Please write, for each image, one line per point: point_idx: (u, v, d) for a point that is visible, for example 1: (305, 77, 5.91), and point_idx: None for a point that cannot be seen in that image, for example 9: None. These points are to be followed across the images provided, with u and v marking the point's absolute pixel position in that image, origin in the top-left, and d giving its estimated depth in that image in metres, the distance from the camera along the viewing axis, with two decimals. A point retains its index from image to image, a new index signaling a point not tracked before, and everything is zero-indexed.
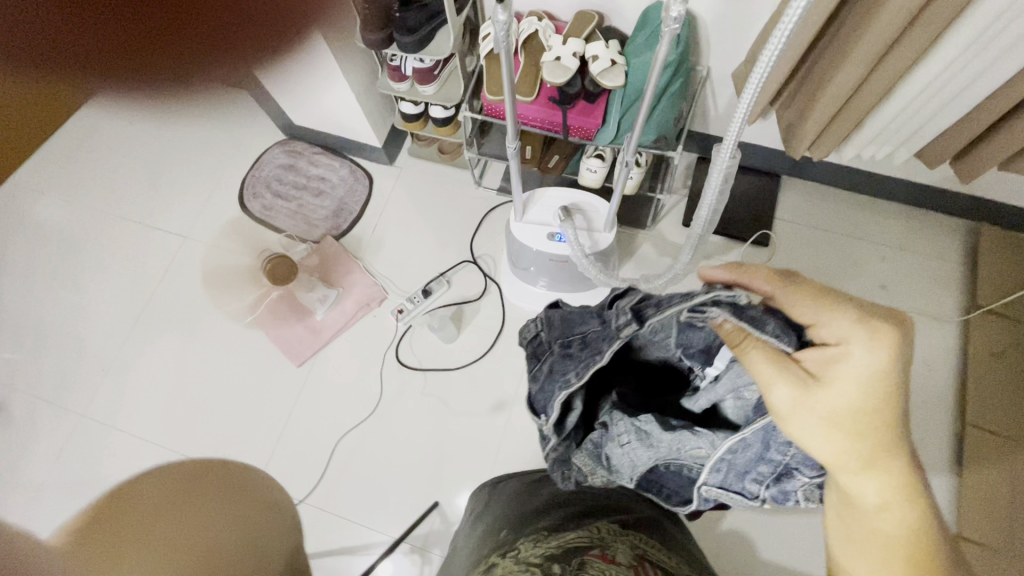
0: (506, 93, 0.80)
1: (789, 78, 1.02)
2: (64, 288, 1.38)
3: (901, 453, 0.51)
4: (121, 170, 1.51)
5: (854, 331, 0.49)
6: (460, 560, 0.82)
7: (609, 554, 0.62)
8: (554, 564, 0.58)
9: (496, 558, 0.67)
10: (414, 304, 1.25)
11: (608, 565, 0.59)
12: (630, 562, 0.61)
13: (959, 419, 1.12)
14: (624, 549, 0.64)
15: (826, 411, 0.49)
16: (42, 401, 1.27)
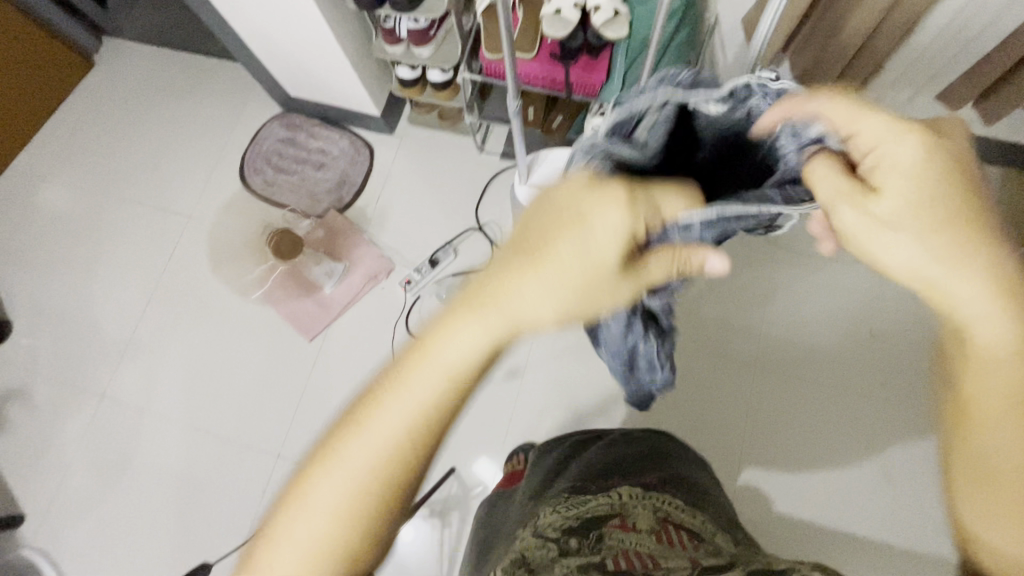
0: (505, 54, 0.78)
1: (803, 21, 0.96)
2: (75, 272, 1.39)
3: (999, 247, 0.47)
4: (122, 152, 1.50)
5: (910, 134, 0.48)
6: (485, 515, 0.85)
7: (629, 523, 0.65)
8: (575, 535, 0.61)
9: (523, 517, 0.70)
10: (422, 274, 1.25)
11: (627, 534, 0.63)
12: (651, 528, 0.65)
13: None
14: (644, 514, 0.67)
15: (911, 200, 0.47)
16: (65, 384, 1.29)
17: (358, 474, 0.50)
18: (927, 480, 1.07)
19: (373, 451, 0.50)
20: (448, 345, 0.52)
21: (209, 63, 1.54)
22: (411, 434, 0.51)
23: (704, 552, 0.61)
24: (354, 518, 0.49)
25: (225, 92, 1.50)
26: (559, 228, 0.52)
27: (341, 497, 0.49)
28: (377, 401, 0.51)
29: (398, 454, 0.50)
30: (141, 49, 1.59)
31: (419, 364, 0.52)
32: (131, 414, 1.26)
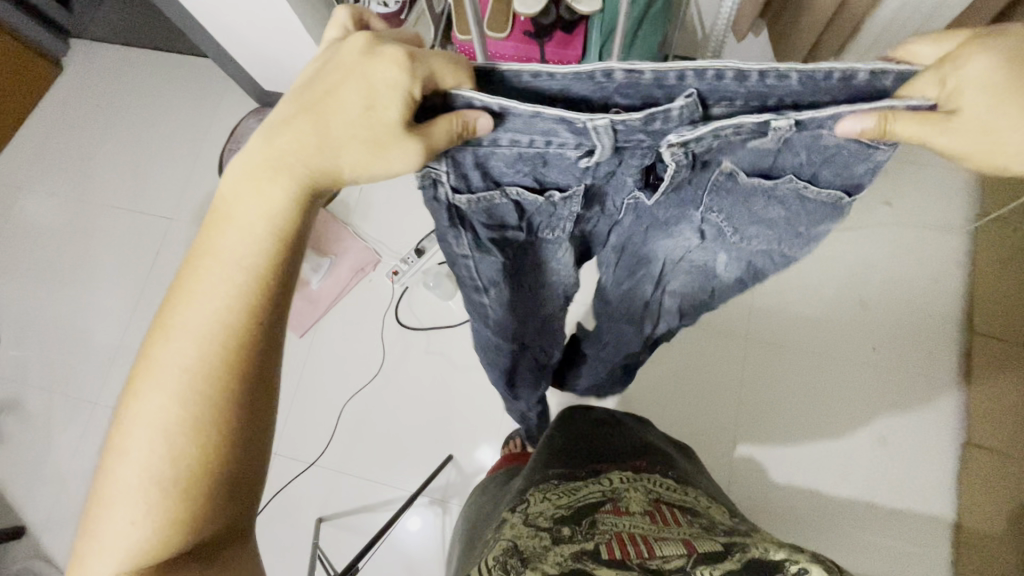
0: (476, 45, 0.77)
1: None
2: (59, 280, 1.37)
3: None
4: (98, 155, 1.47)
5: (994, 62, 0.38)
6: (474, 515, 0.80)
7: (622, 506, 0.60)
8: (565, 524, 0.55)
9: (506, 514, 0.64)
10: (408, 265, 1.22)
11: (621, 517, 0.57)
12: (644, 510, 0.59)
13: (965, 330, 1.11)
14: (638, 498, 0.62)
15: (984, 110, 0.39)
16: (56, 393, 1.29)
17: (159, 412, 0.38)
18: (920, 443, 1.07)
19: (180, 367, 0.39)
20: (244, 207, 0.42)
21: (181, 61, 1.51)
22: (229, 325, 0.40)
23: (699, 527, 0.55)
24: (193, 454, 0.38)
25: (199, 89, 1.47)
26: (323, 98, 0.42)
27: (156, 435, 0.38)
28: (163, 328, 0.40)
29: (212, 366, 0.39)
30: (111, 50, 1.55)
31: (216, 247, 0.41)
32: None
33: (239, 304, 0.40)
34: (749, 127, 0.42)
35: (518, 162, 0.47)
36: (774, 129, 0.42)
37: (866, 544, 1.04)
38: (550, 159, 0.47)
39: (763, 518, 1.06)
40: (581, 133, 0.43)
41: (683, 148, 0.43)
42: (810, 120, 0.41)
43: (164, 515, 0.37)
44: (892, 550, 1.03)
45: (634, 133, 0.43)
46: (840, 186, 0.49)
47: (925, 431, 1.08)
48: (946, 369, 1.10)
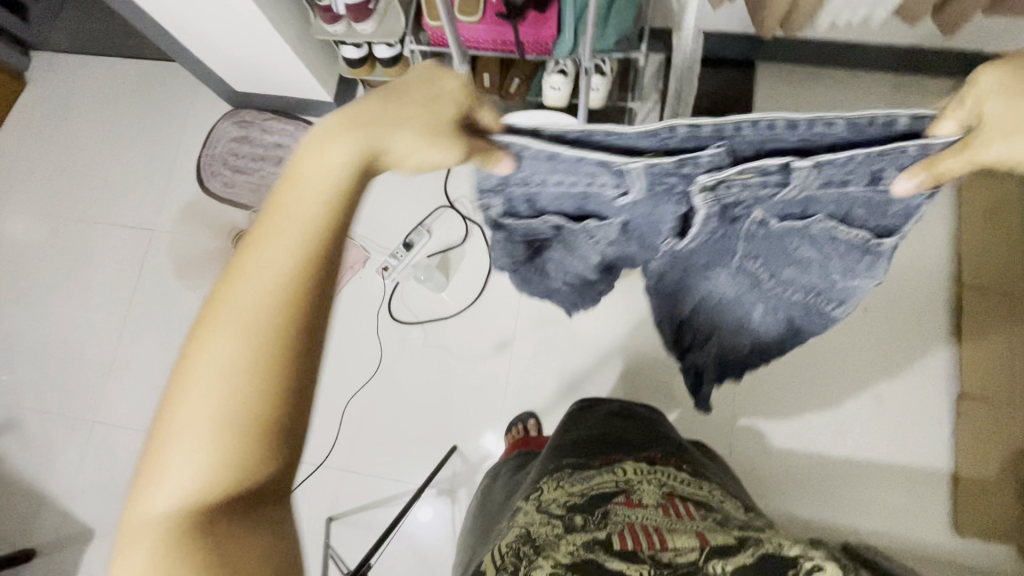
0: (450, 37, 0.77)
1: None
2: (44, 300, 1.35)
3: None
4: (71, 170, 1.44)
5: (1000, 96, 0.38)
6: (484, 502, 0.81)
7: (635, 498, 0.60)
8: (578, 514, 0.56)
9: (519, 501, 0.65)
10: (398, 259, 1.22)
11: (633, 509, 0.57)
12: (657, 502, 0.59)
13: (954, 284, 1.13)
14: (650, 490, 0.62)
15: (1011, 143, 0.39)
16: (53, 414, 1.27)
17: (210, 397, 0.36)
18: (914, 398, 1.09)
19: (230, 358, 0.37)
20: (299, 195, 0.40)
21: (148, 67, 1.47)
22: (271, 312, 0.38)
23: (713, 522, 0.55)
24: (223, 447, 0.36)
25: (170, 95, 1.44)
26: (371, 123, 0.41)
27: (205, 429, 0.36)
28: (206, 319, 0.38)
29: (255, 361, 0.37)
30: (73, 60, 1.51)
31: (260, 244, 0.39)
32: (126, 435, 1.25)
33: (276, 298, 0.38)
34: (773, 173, 0.44)
35: (563, 198, 0.51)
36: (794, 184, 0.46)
37: (867, 500, 1.06)
38: (591, 197, 0.51)
39: (768, 482, 1.08)
40: (618, 175, 0.46)
41: (711, 194, 0.48)
42: (826, 163, 0.43)
43: (209, 489, 0.36)
44: (892, 503, 1.05)
45: (669, 177, 0.46)
46: (872, 229, 0.53)
47: (921, 386, 1.10)
48: (937, 323, 1.11)
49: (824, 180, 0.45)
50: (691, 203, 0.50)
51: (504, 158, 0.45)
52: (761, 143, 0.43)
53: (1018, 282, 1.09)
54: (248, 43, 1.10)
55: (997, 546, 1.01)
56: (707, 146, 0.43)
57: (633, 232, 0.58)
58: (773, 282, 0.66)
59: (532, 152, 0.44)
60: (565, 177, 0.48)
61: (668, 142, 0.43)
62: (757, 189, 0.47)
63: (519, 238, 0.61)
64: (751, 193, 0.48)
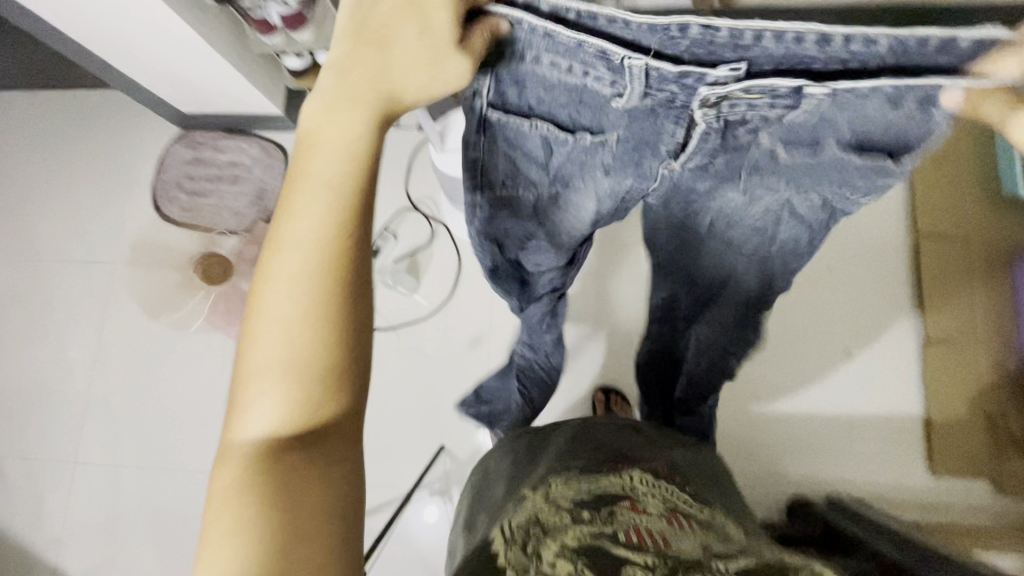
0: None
1: None
2: (9, 345, 1.32)
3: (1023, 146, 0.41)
4: (21, 209, 1.40)
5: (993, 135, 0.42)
6: (477, 495, 0.76)
7: (641, 504, 0.54)
8: (582, 510, 0.52)
9: (523, 491, 0.60)
10: None
11: (637, 514, 0.52)
12: (662, 513, 0.53)
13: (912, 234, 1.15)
14: (658, 499, 0.56)
15: None
16: (33, 459, 1.25)
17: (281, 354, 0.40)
18: (883, 347, 1.12)
19: (290, 319, 0.40)
20: (315, 159, 0.42)
21: (89, 95, 1.43)
22: (319, 279, 0.40)
23: (724, 544, 0.49)
24: (290, 405, 0.39)
25: (116, 123, 1.40)
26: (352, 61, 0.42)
27: (283, 401, 0.39)
28: (263, 285, 0.41)
29: (310, 323, 0.40)
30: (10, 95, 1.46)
31: (291, 215, 0.41)
32: (112, 474, 1.23)
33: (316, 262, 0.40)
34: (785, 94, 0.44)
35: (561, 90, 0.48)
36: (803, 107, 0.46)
37: (851, 453, 1.09)
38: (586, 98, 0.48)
39: (752, 446, 1.10)
40: (613, 67, 0.44)
41: (713, 110, 0.47)
42: (844, 91, 0.43)
43: (289, 434, 0.39)
44: (873, 453, 1.08)
45: (666, 85, 0.45)
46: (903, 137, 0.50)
47: (889, 337, 1.12)
48: (898, 274, 1.14)
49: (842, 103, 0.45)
50: (691, 119, 0.49)
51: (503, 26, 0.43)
52: (776, 65, 0.42)
53: (972, 225, 1.11)
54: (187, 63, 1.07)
55: (973, 482, 1.05)
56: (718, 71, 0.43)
57: (628, 158, 0.56)
58: (737, 231, 0.71)
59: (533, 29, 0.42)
60: (556, 68, 0.45)
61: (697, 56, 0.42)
62: (765, 111, 0.47)
63: (499, 158, 0.57)
64: (758, 114, 0.48)
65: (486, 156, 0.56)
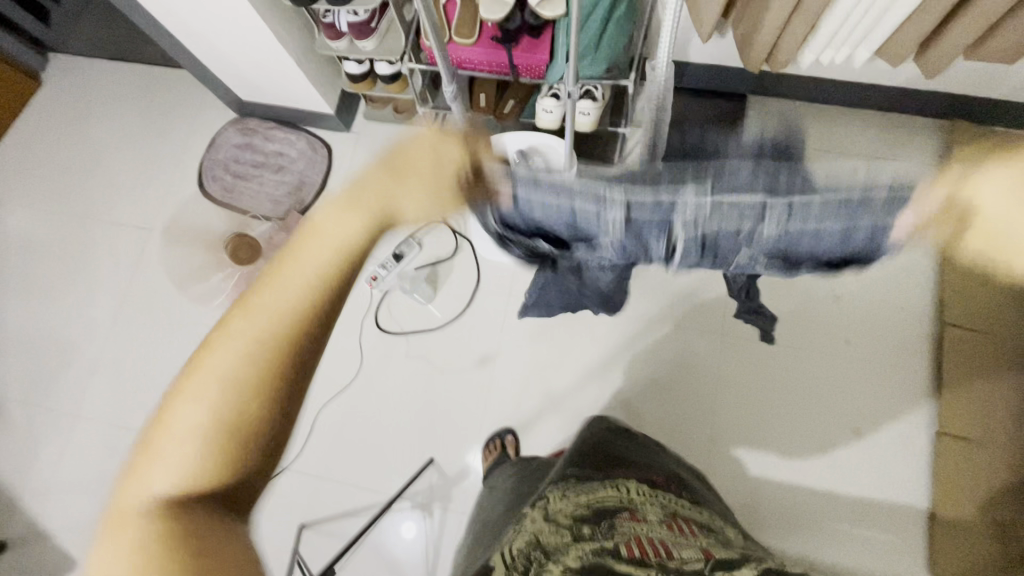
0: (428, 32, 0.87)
1: None
2: (37, 293, 1.37)
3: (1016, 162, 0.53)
4: (76, 167, 1.48)
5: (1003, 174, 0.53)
6: (484, 523, 0.79)
7: (639, 513, 0.60)
8: (585, 526, 0.56)
9: (522, 516, 0.63)
10: (387, 270, 1.18)
11: (640, 522, 0.57)
12: (661, 519, 0.59)
13: (937, 321, 1.13)
14: (655, 507, 0.63)
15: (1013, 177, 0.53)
16: (37, 405, 1.28)
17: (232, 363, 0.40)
18: (892, 432, 1.09)
19: (229, 372, 0.40)
20: (306, 252, 0.41)
21: (160, 73, 1.52)
22: (264, 377, 0.41)
23: (715, 543, 0.55)
24: (224, 427, 0.40)
25: (177, 100, 1.48)
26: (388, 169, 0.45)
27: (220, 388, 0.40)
28: (227, 322, 0.41)
29: (279, 345, 0.40)
30: (91, 63, 1.57)
31: (311, 248, 0.41)
32: (107, 432, 1.25)
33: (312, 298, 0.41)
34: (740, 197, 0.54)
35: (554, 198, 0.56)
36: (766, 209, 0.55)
37: (848, 536, 1.05)
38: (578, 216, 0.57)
39: (744, 512, 1.07)
40: (583, 186, 0.55)
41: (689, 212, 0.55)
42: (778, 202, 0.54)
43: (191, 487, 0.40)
44: (869, 540, 1.04)
45: (651, 211, 0.56)
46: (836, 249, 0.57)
47: (901, 422, 1.09)
48: (917, 358, 1.12)
49: (741, 202, 0.55)
50: (674, 223, 0.57)
51: (494, 178, 0.53)
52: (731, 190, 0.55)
53: (1001, 322, 1.09)
54: (254, 54, 1.14)
55: None
56: (733, 156, 0.48)
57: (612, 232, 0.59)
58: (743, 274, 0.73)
59: (535, 189, 0.56)
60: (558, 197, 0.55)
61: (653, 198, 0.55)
62: (698, 203, 0.55)
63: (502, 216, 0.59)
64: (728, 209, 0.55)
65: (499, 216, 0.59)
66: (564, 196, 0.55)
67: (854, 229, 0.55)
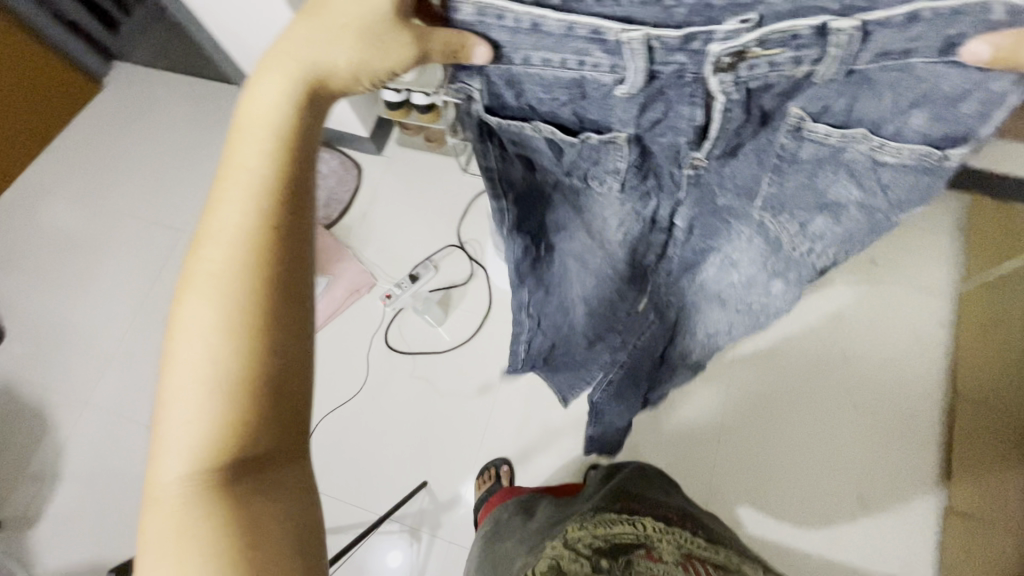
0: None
1: None
2: (69, 281, 1.44)
3: None
4: (123, 167, 1.57)
5: None
6: (492, 553, 0.78)
7: (655, 553, 0.61)
8: (602, 559, 0.57)
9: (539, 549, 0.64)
10: (402, 289, 1.25)
11: (656, 564, 0.58)
12: (677, 560, 0.60)
13: (950, 394, 1.11)
14: (670, 546, 0.63)
15: None
16: (52, 389, 1.33)
17: (205, 318, 0.35)
18: (898, 507, 1.06)
19: (209, 319, 0.35)
20: (244, 142, 0.38)
21: (212, 86, 1.62)
22: (237, 298, 0.35)
23: None
24: (229, 391, 0.34)
25: (224, 113, 1.57)
26: (298, 32, 0.39)
27: (199, 353, 0.34)
28: (196, 246, 0.37)
29: (244, 264, 0.36)
30: (151, 73, 1.69)
31: (243, 140, 0.38)
32: (115, 422, 1.29)
33: (251, 203, 0.37)
34: (804, 40, 0.35)
35: (554, 86, 0.41)
36: (832, 59, 0.36)
37: None
38: (587, 88, 0.40)
39: None
40: (612, 55, 0.37)
41: (730, 76, 0.38)
42: (876, 24, 0.33)
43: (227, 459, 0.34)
44: None
45: (672, 56, 0.37)
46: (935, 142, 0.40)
47: (907, 499, 1.06)
48: (927, 429, 1.10)
49: (876, 58, 0.35)
50: (709, 95, 0.40)
51: (478, 44, 0.38)
52: (795, 8, 0.34)
53: None
54: None
55: None
56: (829, 22, 0.34)
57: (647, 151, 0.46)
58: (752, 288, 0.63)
59: (499, 19, 0.37)
60: (552, 56, 0.38)
61: (673, 16, 0.36)
62: (786, 71, 0.37)
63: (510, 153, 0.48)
64: (784, 76, 0.38)
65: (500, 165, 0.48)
66: (550, 48, 0.38)
67: (952, 99, 0.37)
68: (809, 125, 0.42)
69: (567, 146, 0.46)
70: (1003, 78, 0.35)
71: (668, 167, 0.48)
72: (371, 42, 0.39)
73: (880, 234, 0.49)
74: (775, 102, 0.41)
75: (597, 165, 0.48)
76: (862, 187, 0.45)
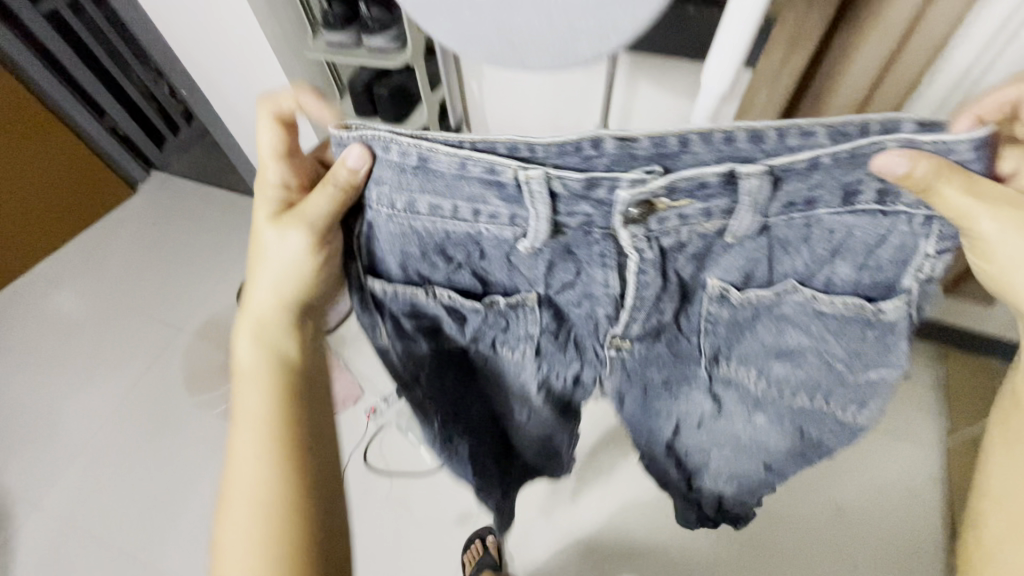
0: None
1: None
2: (57, 374, 1.44)
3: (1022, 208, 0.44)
4: (136, 262, 1.65)
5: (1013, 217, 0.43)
6: None
7: None
8: None
9: None
10: (387, 405, 1.26)
11: None
12: None
13: (947, 555, 1.06)
14: None
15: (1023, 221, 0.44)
16: (10, 490, 1.27)
17: (256, 408, 0.55)
18: None
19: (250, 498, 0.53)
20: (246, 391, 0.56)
21: (237, 197, 1.76)
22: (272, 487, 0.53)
23: None
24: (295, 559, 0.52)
25: (242, 221, 1.68)
26: (257, 229, 0.58)
27: (252, 434, 0.54)
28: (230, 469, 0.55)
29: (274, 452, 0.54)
30: (183, 182, 1.84)
31: (243, 391, 0.57)
32: (66, 532, 1.21)
33: (267, 362, 0.58)
34: (713, 186, 0.42)
35: (456, 245, 0.49)
36: (742, 208, 0.43)
37: None
38: (487, 248, 0.49)
39: None
40: (516, 200, 0.44)
41: (641, 227, 0.45)
42: (784, 170, 0.41)
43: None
44: None
45: (577, 205, 0.44)
46: (861, 295, 0.49)
47: None
48: None
49: (786, 203, 0.43)
50: (619, 249, 0.47)
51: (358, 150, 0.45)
52: (718, 157, 0.41)
53: None
54: None
55: None
56: (738, 169, 0.41)
57: (558, 305, 0.54)
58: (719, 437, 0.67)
59: (386, 149, 0.44)
60: (441, 203, 0.46)
61: (596, 164, 0.42)
62: (701, 223, 0.45)
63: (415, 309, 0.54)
64: (695, 232, 0.46)
65: (432, 322, 0.56)
66: (447, 192, 0.45)
67: (871, 248, 0.46)
68: (732, 292, 0.51)
69: (474, 310, 0.54)
70: (912, 201, 0.43)
71: (590, 340, 0.57)
72: (294, 214, 0.54)
73: (840, 380, 0.55)
74: (689, 265, 0.50)
75: (505, 330, 0.56)
76: (811, 334, 0.52)
